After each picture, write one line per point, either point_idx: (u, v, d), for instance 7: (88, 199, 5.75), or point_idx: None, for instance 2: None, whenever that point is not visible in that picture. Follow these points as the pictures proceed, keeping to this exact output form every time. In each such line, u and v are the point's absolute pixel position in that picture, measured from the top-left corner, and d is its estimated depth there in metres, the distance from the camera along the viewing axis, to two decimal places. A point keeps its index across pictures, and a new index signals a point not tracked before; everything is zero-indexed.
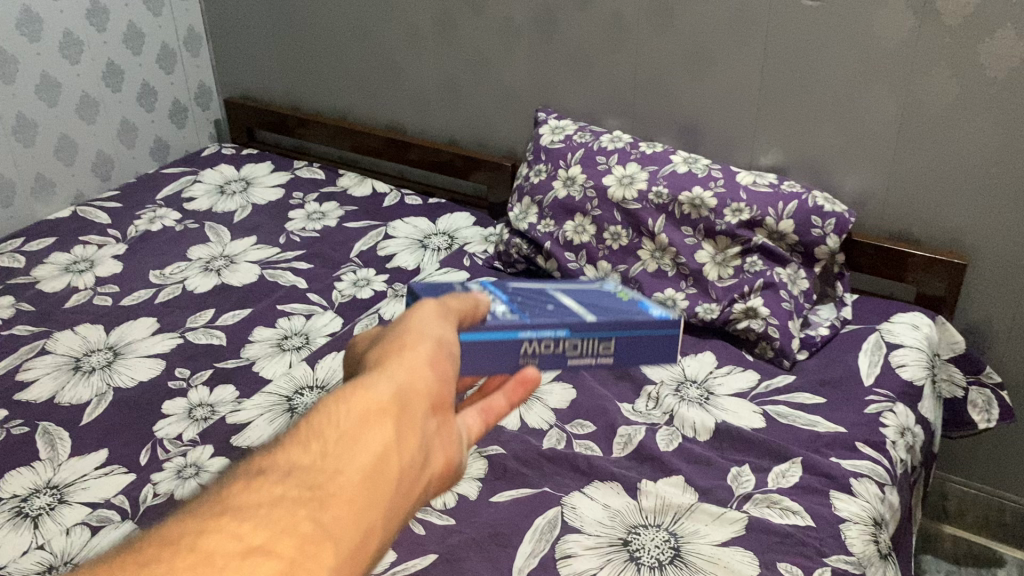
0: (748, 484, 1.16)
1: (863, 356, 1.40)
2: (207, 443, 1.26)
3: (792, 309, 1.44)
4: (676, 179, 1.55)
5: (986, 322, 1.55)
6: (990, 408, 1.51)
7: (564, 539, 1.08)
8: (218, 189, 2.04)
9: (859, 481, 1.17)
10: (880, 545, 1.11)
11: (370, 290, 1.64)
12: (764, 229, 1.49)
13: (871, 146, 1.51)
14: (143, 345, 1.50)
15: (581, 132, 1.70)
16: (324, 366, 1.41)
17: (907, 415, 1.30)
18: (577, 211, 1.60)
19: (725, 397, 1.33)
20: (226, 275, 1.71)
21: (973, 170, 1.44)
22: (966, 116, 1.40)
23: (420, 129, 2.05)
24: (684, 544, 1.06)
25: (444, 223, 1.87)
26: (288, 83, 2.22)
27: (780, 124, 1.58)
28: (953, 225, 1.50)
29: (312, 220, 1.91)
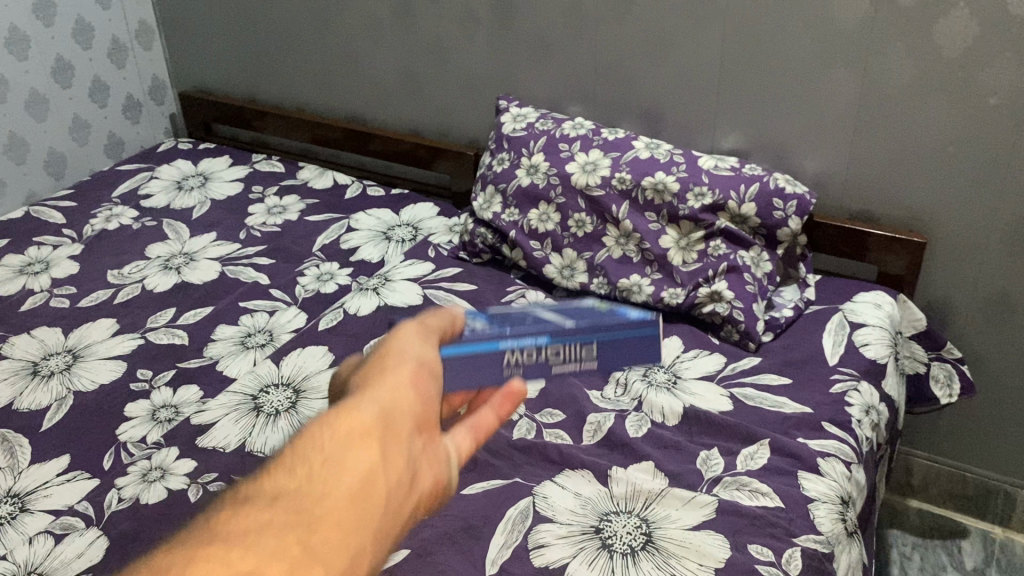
0: (717, 467, 1.17)
1: (827, 336, 1.41)
2: (173, 445, 1.24)
3: (756, 291, 1.45)
4: (639, 165, 1.55)
5: (945, 298, 1.58)
6: (952, 383, 1.54)
7: (537, 529, 1.08)
8: (175, 185, 2.00)
9: (826, 460, 1.18)
10: (847, 523, 1.13)
11: (334, 284, 1.63)
12: (727, 212, 1.49)
13: (831, 127, 1.52)
14: (103, 347, 1.47)
15: (543, 119, 1.69)
16: (289, 364, 1.39)
17: (871, 393, 1.32)
18: (541, 199, 1.60)
19: (692, 381, 1.34)
20: (186, 273, 1.68)
21: (931, 149, 1.45)
22: (923, 95, 1.41)
23: (380, 119, 2.03)
24: (656, 529, 1.07)
25: (407, 214, 1.86)
26: (245, 76, 2.18)
27: (741, 107, 1.58)
28: (911, 204, 1.52)
29: (273, 214, 1.88)
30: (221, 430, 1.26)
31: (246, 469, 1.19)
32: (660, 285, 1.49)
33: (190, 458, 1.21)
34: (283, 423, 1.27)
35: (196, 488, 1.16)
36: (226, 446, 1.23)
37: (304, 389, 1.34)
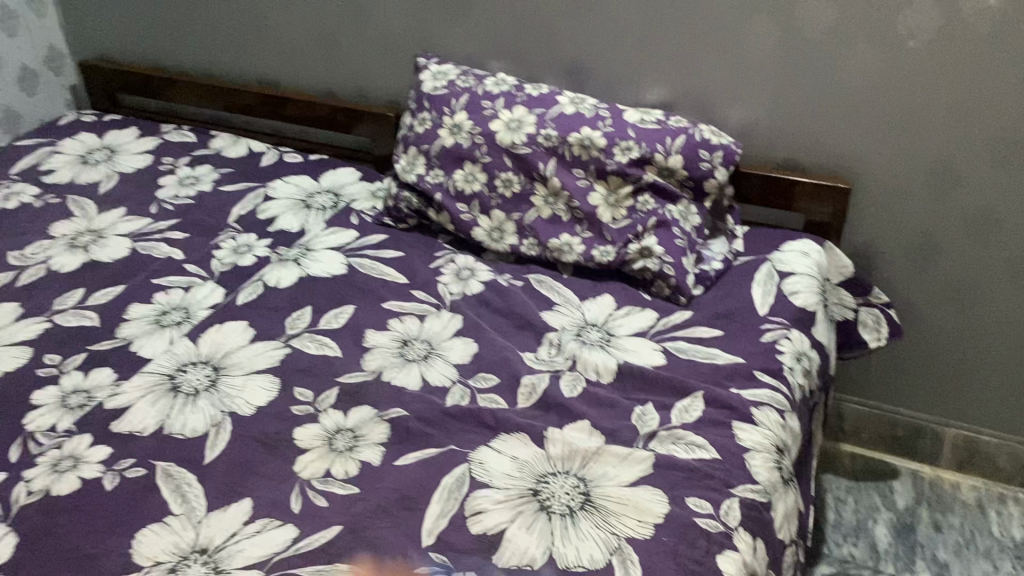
0: (652, 421, 1.16)
1: (756, 287, 1.40)
2: (85, 432, 1.17)
3: (685, 246, 1.44)
4: (565, 121, 1.51)
5: (871, 244, 1.59)
6: (879, 327, 1.55)
7: (473, 495, 1.05)
8: (79, 159, 1.89)
9: (760, 409, 1.18)
10: (782, 470, 1.13)
11: (252, 257, 1.56)
12: (654, 166, 1.47)
13: (755, 76, 1.50)
14: (5, 333, 1.38)
15: (464, 76, 1.63)
16: (207, 342, 1.33)
17: (802, 341, 1.33)
18: (465, 159, 1.55)
19: (625, 338, 1.33)
20: (94, 251, 1.59)
21: (854, 95, 1.45)
22: (846, 40, 1.41)
23: (296, 83, 1.95)
24: (594, 488, 1.05)
25: (328, 181, 1.79)
26: (148, 41, 2.07)
27: (664, 58, 1.55)
28: (836, 150, 1.52)
29: (186, 186, 1.79)
30: (137, 414, 1.19)
31: (165, 452, 1.13)
32: (590, 243, 1.47)
33: (104, 445, 1.15)
34: (203, 403, 1.21)
35: (112, 476, 1.10)
36: (142, 430, 1.17)
37: (224, 366, 1.28)
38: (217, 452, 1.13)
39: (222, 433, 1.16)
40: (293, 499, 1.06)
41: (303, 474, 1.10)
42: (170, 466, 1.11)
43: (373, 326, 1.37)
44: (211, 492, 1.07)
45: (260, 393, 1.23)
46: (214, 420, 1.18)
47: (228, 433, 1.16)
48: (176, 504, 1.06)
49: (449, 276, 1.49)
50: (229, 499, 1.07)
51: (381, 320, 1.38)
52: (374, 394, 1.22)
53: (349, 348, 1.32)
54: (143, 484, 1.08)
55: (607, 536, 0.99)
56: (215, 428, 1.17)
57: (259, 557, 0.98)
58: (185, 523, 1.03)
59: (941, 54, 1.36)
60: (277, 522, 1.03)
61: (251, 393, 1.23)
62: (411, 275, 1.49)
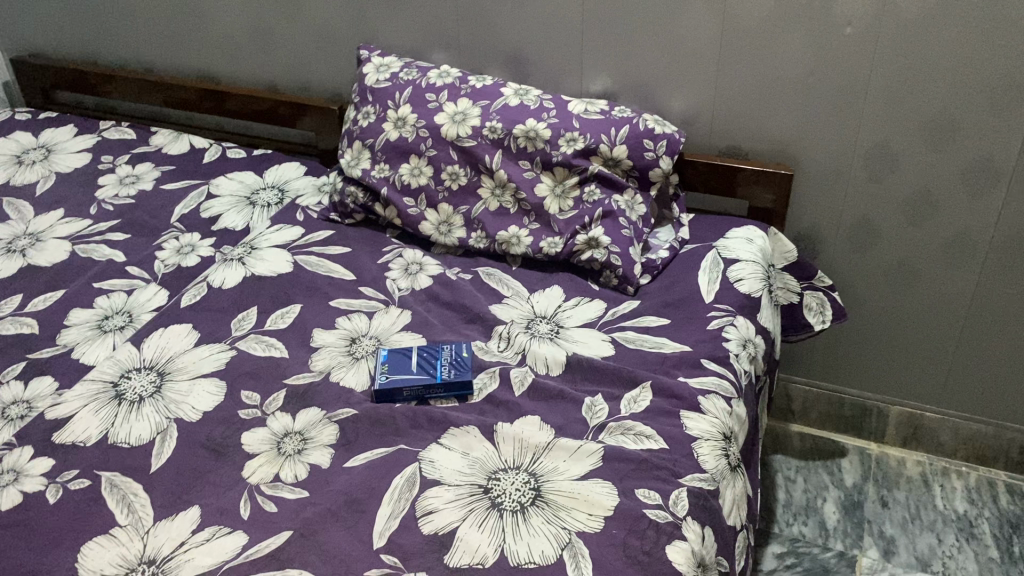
0: (602, 413, 1.17)
1: (703, 274, 1.42)
2: (26, 444, 1.15)
3: (632, 235, 1.45)
4: (509, 113, 1.51)
5: (815, 228, 1.62)
6: (824, 310, 1.57)
7: (424, 495, 1.05)
8: (14, 160, 1.84)
9: (707, 398, 1.20)
10: (729, 458, 1.15)
11: (196, 257, 1.53)
12: (599, 156, 1.48)
13: (696, 63, 1.51)
14: None
15: (407, 68, 1.61)
16: (151, 346, 1.31)
17: (748, 327, 1.34)
18: (411, 153, 1.54)
19: (574, 329, 1.33)
20: (32, 255, 1.55)
21: (793, 81, 1.47)
22: (784, 26, 1.42)
23: (236, 77, 1.91)
24: (544, 483, 1.06)
25: (272, 176, 1.77)
26: (82, 36, 2.01)
27: (606, 48, 1.55)
28: (778, 137, 1.54)
29: (126, 185, 1.76)
30: (81, 423, 1.17)
31: (109, 462, 1.11)
32: (538, 234, 1.47)
33: (46, 457, 1.12)
34: (148, 410, 1.19)
35: (55, 489, 1.08)
36: (86, 440, 1.15)
37: (168, 371, 1.26)
38: (163, 460, 1.12)
39: (168, 440, 1.14)
40: (242, 505, 1.05)
41: (251, 479, 1.09)
42: (115, 476, 1.09)
43: (321, 326, 1.36)
44: (157, 502, 1.06)
45: (206, 398, 1.21)
46: (159, 427, 1.16)
47: (174, 440, 1.15)
48: (122, 515, 1.04)
49: (397, 271, 1.48)
50: (177, 507, 1.05)
51: (329, 319, 1.37)
52: (322, 395, 1.22)
53: (297, 348, 1.31)
54: (87, 496, 1.07)
55: (557, 531, 0.99)
56: (160, 435, 1.15)
57: (208, 566, 0.97)
58: (132, 535, 1.01)
59: (877, 39, 1.38)
60: (226, 530, 1.02)
61: (196, 398, 1.21)
62: (358, 272, 1.48)
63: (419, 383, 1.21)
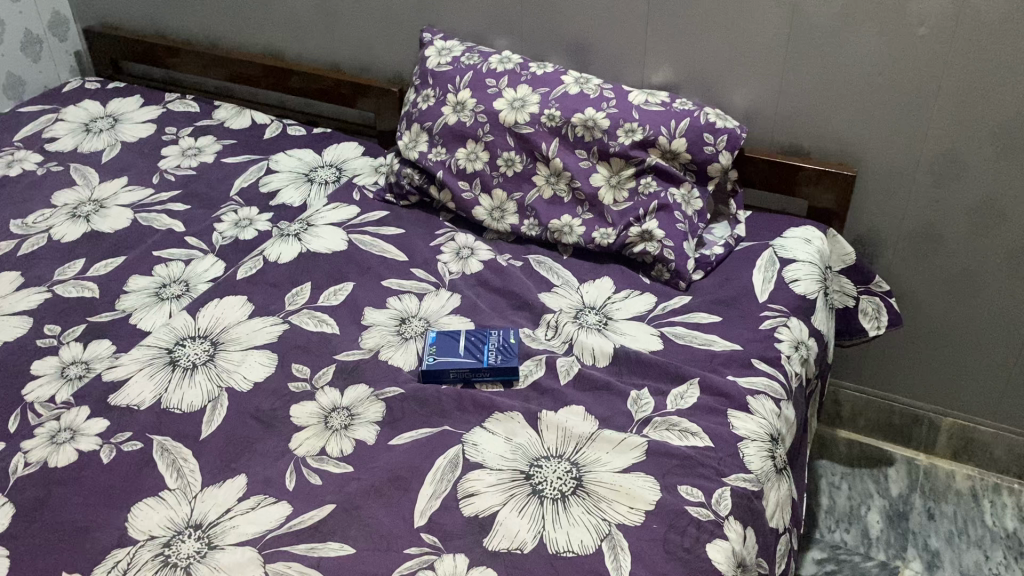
0: (647, 406, 1.16)
1: (757, 273, 1.40)
2: (82, 404, 1.18)
3: (687, 230, 1.43)
4: (568, 101, 1.50)
5: (875, 232, 1.58)
6: (879, 316, 1.54)
7: (466, 477, 1.06)
8: (83, 127, 1.88)
9: (756, 398, 1.18)
10: (775, 460, 1.14)
11: (253, 231, 1.56)
12: (657, 148, 1.46)
13: (761, 58, 1.49)
14: (7, 302, 1.39)
15: (468, 52, 1.61)
16: (206, 316, 1.33)
17: (801, 329, 1.32)
18: (468, 137, 1.54)
19: (622, 322, 1.32)
20: (96, 221, 1.59)
21: (862, 79, 1.43)
22: (855, 24, 1.39)
23: (300, 54, 1.93)
24: (586, 473, 1.06)
25: (330, 155, 1.79)
26: (152, 9, 2.05)
27: (670, 40, 1.54)
28: (841, 137, 1.51)
29: (188, 157, 1.79)
30: (136, 387, 1.20)
31: (161, 426, 1.14)
32: (590, 225, 1.46)
33: (101, 418, 1.15)
34: (200, 377, 1.21)
35: (108, 449, 1.11)
36: (140, 403, 1.17)
37: (222, 341, 1.28)
38: (213, 427, 1.14)
39: (218, 409, 1.17)
40: (288, 476, 1.07)
41: (298, 451, 1.10)
42: (166, 440, 1.12)
43: (371, 304, 1.37)
44: (206, 468, 1.08)
45: (258, 369, 1.23)
46: (210, 395, 1.19)
47: (225, 408, 1.17)
48: (172, 479, 1.07)
49: (449, 255, 1.49)
50: (224, 474, 1.08)
51: (380, 298, 1.38)
52: (370, 373, 1.23)
53: (347, 325, 1.33)
54: (139, 458, 1.09)
55: (597, 522, 0.99)
56: (211, 403, 1.18)
57: (252, 534, 0.99)
58: (180, 499, 1.04)
59: (952, 40, 1.34)
60: (271, 500, 1.04)
61: (248, 369, 1.23)
62: (411, 253, 1.49)
63: (466, 367, 1.21)
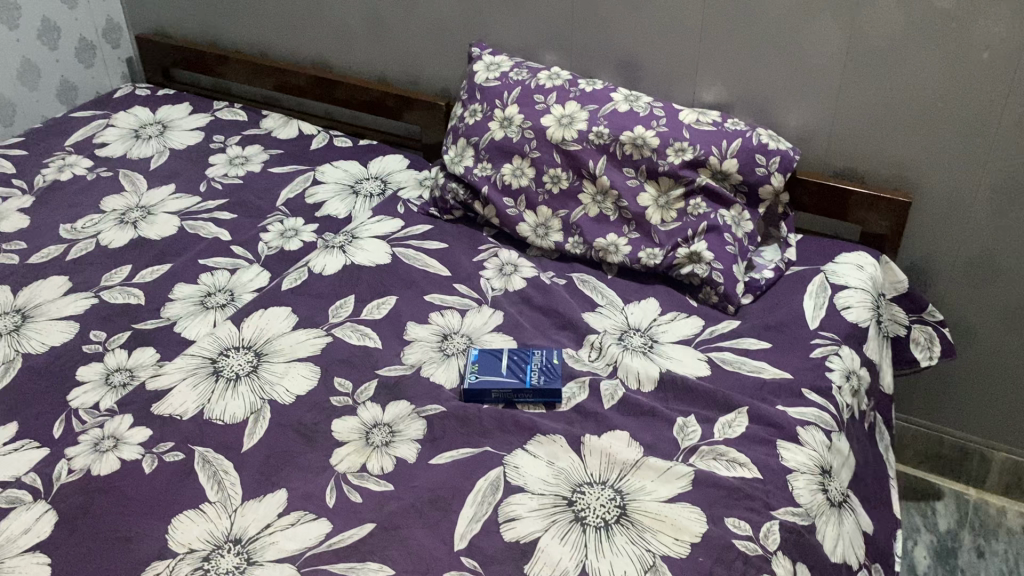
0: (694, 434, 1.13)
1: (808, 299, 1.37)
2: (126, 412, 1.18)
3: (736, 253, 1.41)
4: (617, 119, 1.48)
5: (929, 260, 1.54)
6: (932, 345, 1.50)
7: (508, 501, 1.04)
8: (132, 133, 1.90)
9: (806, 429, 1.15)
10: (826, 493, 1.10)
11: (298, 241, 1.56)
12: (707, 169, 1.44)
13: (817, 79, 1.46)
14: (54, 307, 1.40)
15: (517, 68, 1.61)
16: (249, 326, 1.33)
17: (853, 358, 1.29)
18: (515, 152, 1.53)
19: (668, 345, 1.30)
20: (143, 228, 1.60)
21: (919, 103, 1.40)
22: (913, 46, 1.35)
23: (347, 65, 1.94)
24: (631, 502, 1.03)
25: (376, 167, 1.79)
26: (203, 17, 2.07)
27: (723, 59, 1.51)
28: (898, 162, 1.47)
29: (235, 165, 1.80)
30: (179, 396, 1.20)
31: (203, 437, 1.14)
32: (637, 244, 1.44)
33: (144, 426, 1.16)
34: (243, 388, 1.21)
35: (151, 459, 1.11)
36: (182, 413, 1.17)
37: (265, 352, 1.28)
38: (254, 440, 1.14)
39: (260, 421, 1.16)
40: (328, 493, 1.06)
41: (339, 467, 1.10)
42: (208, 452, 1.12)
43: (414, 319, 1.36)
44: (246, 481, 1.08)
45: (300, 382, 1.23)
46: (253, 407, 1.18)
47: (266, 421, 1.16)
48: (212, 491, 1.06)
49: (492, 271, 1.48)
50: (265, 488, 1.07)
51: (423, 314, 1.37)
52: (412, 390, 1.22)
53: (390, 340, 1.32)
54: (181, 469, 1.09)
55: (641, 552, 0.97)
56: (253, 415, 1.17)
57: (292, 551, 0.98)
58: (220, 512, 1.04)
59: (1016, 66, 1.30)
60: (311, 516, 1.03)
61: (290, 382, 1.23)
62: (454, 268, 1.48)
63: (508, 387, 1.19)
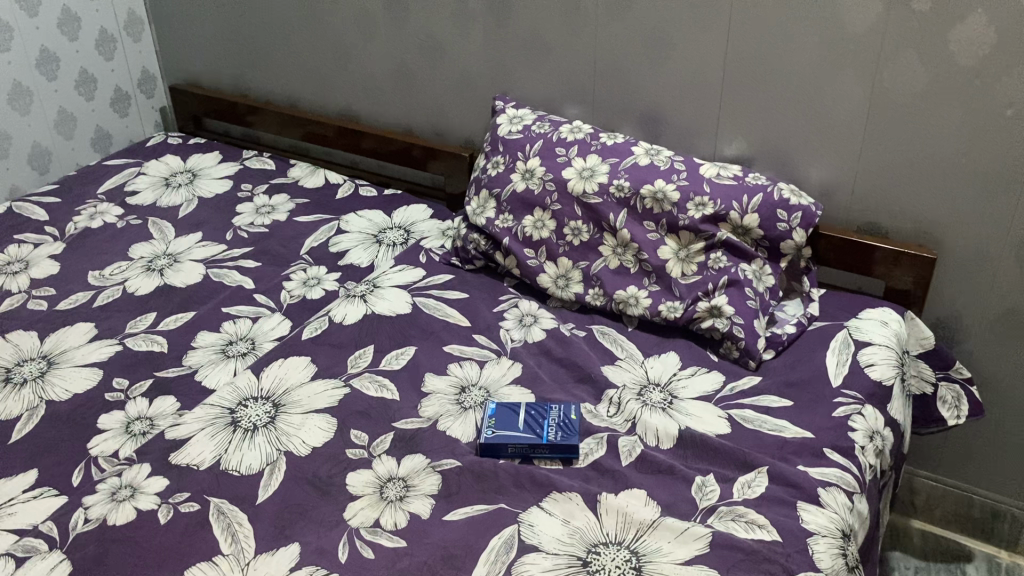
0: (712, 495, 1.12)
1: (831, 355, 1.35)
2: (144, 461, 1.19)
3: (757, 307, 1.39)
4: (638, 172, 1.49)
5: (956, 316, 1.52)
6: (959, 405, 1.47)
7: (521, 560, 1.03)
8: (163, 181, 1.94)
9: (827, 490, 1.13)
10: (848, 558, 1.07)
11: (320, 290, 1.58)
12: (729, 223, 1.43)
13: (838, 134, 1.45)
14: (79, 353, 1.42)
15: (540, 121, 1.63)
16: (269, 375, 1.34)
17: (876, 418, 1.26)
18: (536, 205, 1.54)
19: (688, 401, 1.28)
20: (169, 275, 1.63)
21: (943, 159, 1.39)
22: (936, 103, 1.35)
23: (374, 117, 1.97)
24: (647, 564, 1.02)
25: (399, 216, 1.81)
26: (234, 69, 2.12)
27: (745, 114, 1.52)
28: (922, 218, 1.46)
29: (261, 214, 1.83)
30: (197, 446, 1.20)
31: (218, 488, 1.14)
32: (657, 297, 1.43)
33: (161, 476, 1.16)
34: (260, 439, 1.21)
35: (166, 509, 1.11)
36: (199, 463, 1.18)
37: (283, 403, 1.28)
38: (269, 492, 1.14)
39: (276, 473, 1.16)
40: (341, 548, 1.05)
41: (352, 522, 1.09)
42: (223, 503, 1.12)
43: (433, 371, 1.36)
44: (260, 534, 1.08)
45: (317, 434, 1.23)
46: (269, 458, 1.19)
47: (282, 473, 1.16)
48: (226, 543, 1.06)
49: (512, 322, 1.47)
50: (278, 542, 1.07)
51: (441, 365, 1.37)
52: (428, 443, 1.21)
53: (407, 392, 1.32)
54: (196, 521, 1.09)
55: None
56: (269, 466, 1.17)
57: None
58: (233, 565, 1.03)
59: None
60: (323, 571, 1.02)
61: (308, 433, 1.23)
62: (474, 319, 1.48)
63: (525, 443, 1.18)
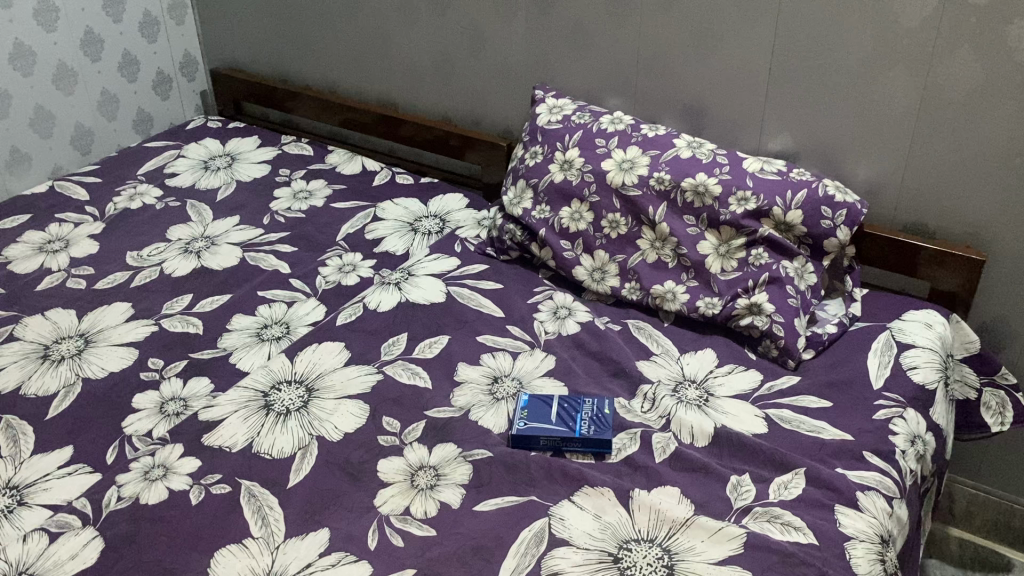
0: (748, 495, 1.10)
1: (872, 357, 1.32)
2: (178, 442, 1.19)
3: (798, 306, 1.37)
4: (679, 165, 1.46)
5: (1002, 320, 1.48)
6: (1004, 412, 1.43)
7: (551, 554, 1.01)
8: (202, 164, 1.95)
9: (866, 494, 1.10)
10: (886, 564, 1.04)
11: (355, 277, 1.57)
12: (771, 219, 1.40)
13: (886, 131, 1.42)
14: (116, 332, 1.43)
15: (580, 111, 1.61)
16: (303, 360, 1.34)
17: (918, 422, 1.23)
18: (574, 196, 1.52)
19: (725, 399, 1.26)
20: (206, 258, 1.63)
21: (994, 159, 1.35)
22: (991, 102, 1.31)
23: (413, 105, 1.96)
24: (678, 562, 1.00)
25: (435, 204, 1.80)
26: (275, 54, 2.13)
27: (790, 109, 1.49)
28: (971, 218, 1.42)
29: (299, 200, 1.83)
30: (229, 429, 1.21)
31: (250, 471, 1.14)
32: (695, 293, 1.41)
33: (193, 457, 1.16)
34: (293, 424, 1.21)
35: (198, 491, 1.11)
36: (232, 445, 1.18)
37: (316, 388, 1.28)
38: (301, 476, 1.14)
39: (308, 458, 1.16)
40: (370, 535, 1.05)
41: (382, 509, 1.09)
42: (254, 486, 1.12)
43: (466, 360, 1.35)
44: (291, 517, 1.08)
45: (349, 420, 1.23)
46: (301, 443, 1.18)
47: (313, 458, 1.16)
48: (257, 526, 1.06)
49: (546, 314, 1.46)
50: (307, 527, 1.06)
51: (474, 355, 1.36)
52: (460, 433, 1.20)
53: (440, 381, 1.31)
54: (227, 502, 1.10)
55: None
56: (301, 451, 1.17)
57: None
58: (262, 548, 1.03)
59: None
60: (352, 558, 1.02)
61: (340, 419, 1.23)
62: (508, 310, 1.47)
63: (557, 436, 1.17)
